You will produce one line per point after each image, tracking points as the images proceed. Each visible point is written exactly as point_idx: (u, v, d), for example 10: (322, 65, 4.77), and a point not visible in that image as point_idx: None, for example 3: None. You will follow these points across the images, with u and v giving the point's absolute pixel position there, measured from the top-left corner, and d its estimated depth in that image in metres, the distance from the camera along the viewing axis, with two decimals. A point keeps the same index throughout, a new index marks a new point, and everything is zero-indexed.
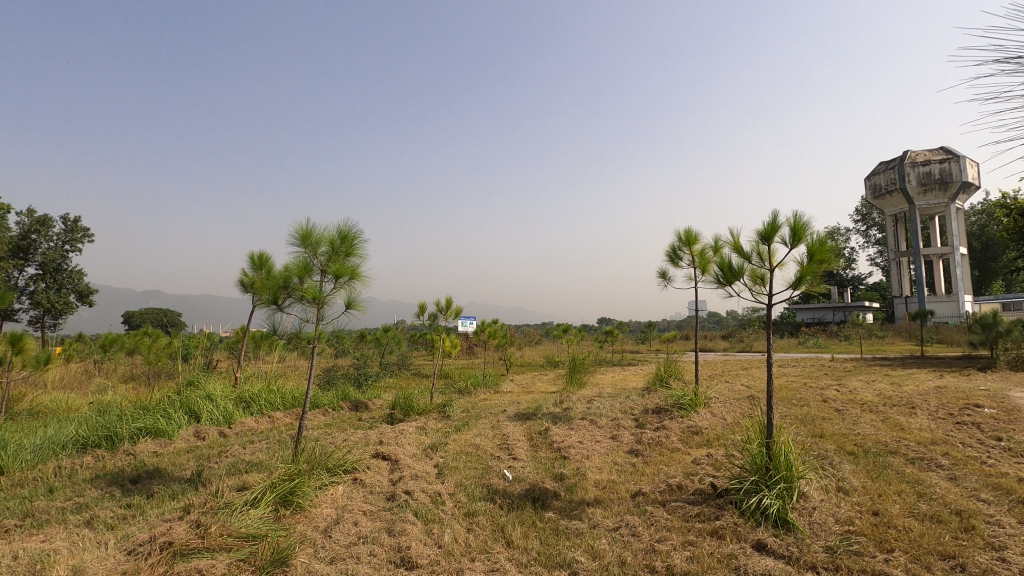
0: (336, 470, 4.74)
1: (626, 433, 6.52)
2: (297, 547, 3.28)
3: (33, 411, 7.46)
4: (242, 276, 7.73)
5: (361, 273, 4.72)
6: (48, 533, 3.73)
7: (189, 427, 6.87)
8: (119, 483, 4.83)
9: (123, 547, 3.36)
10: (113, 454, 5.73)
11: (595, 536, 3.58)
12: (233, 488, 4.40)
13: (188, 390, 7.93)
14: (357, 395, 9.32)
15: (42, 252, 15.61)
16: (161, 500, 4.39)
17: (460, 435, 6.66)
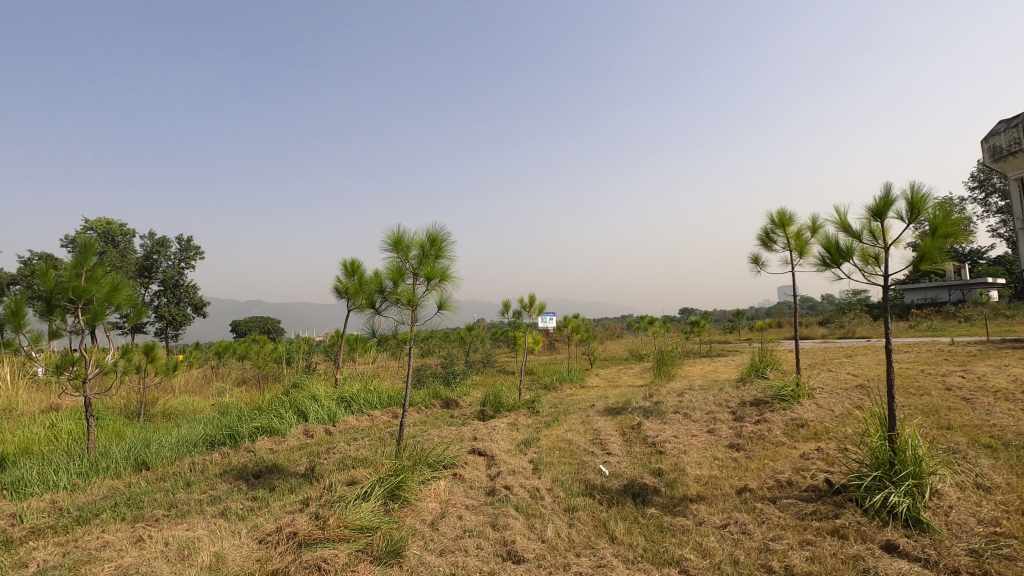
0: (437, 466, 4.91)
1: (724, 426, 6.26)
2: (409, 540, 3.44)
3: (166, 413, 8.32)
4: (337, 284, 8.17)
5: (451, 274, 4.85)
6: (190, 522, 4.14)
7: (299, 426, 7.39)
8: (244, 477, 5.28)
9: (254, 536, 3.66)
10: (236, 452, 6.27)
11: (702, 533, 3.47)
12: (344, 483, 4.68)
13: (296, 392, 8.53)
14: (447, 392, 9.60)
15: (162, 270, 17.36)
16: (282, 493, 4.75)
17: (551, 430, 6.68)
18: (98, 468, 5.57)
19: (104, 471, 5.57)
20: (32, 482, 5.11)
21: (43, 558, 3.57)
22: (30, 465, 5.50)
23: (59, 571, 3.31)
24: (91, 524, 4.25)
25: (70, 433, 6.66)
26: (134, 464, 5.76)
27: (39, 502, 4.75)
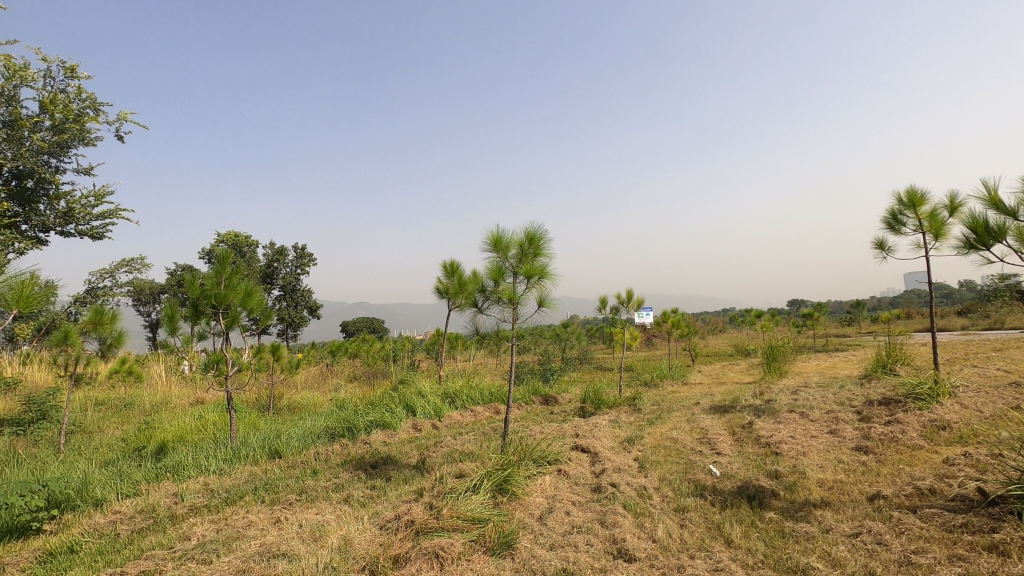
0: (541, 461, 4.96)
1: (848, 427, 5.77)
2: (520, 532, 3.52)
3: (291, 407, 9.13)
4: (438, 284, 8.51)
5: (550, 271, 4.88)
6: (319, 507, 4.52)
7: (408, 420, 7.79)
8: (363, 467, 5.67)
9: (376, 522, 3.92)
10: (354, 443, 6.74)
11: (831, 541, 3.22)
12: (453, 475, 4.88)
13: (404, 387, 9.02)
14: (546, 389, 9.67)
15: (282, 276, 19.03)
16: (397, 483, 5.04)
17: (655, 428, 6.51)
18: (240, 455, 6.22)
19: (244, 458, 6.22)
20: (188, 466, 5.82)
21: (201, 533, 4.06)
22: (186, 452, 6.28)
23: (215, 545, 3.74)
24: (237, 505, 4.77)
25: (215, 423, 7.51)
26: (268, 452, 6.38)
27: (195, 483, 5.40)
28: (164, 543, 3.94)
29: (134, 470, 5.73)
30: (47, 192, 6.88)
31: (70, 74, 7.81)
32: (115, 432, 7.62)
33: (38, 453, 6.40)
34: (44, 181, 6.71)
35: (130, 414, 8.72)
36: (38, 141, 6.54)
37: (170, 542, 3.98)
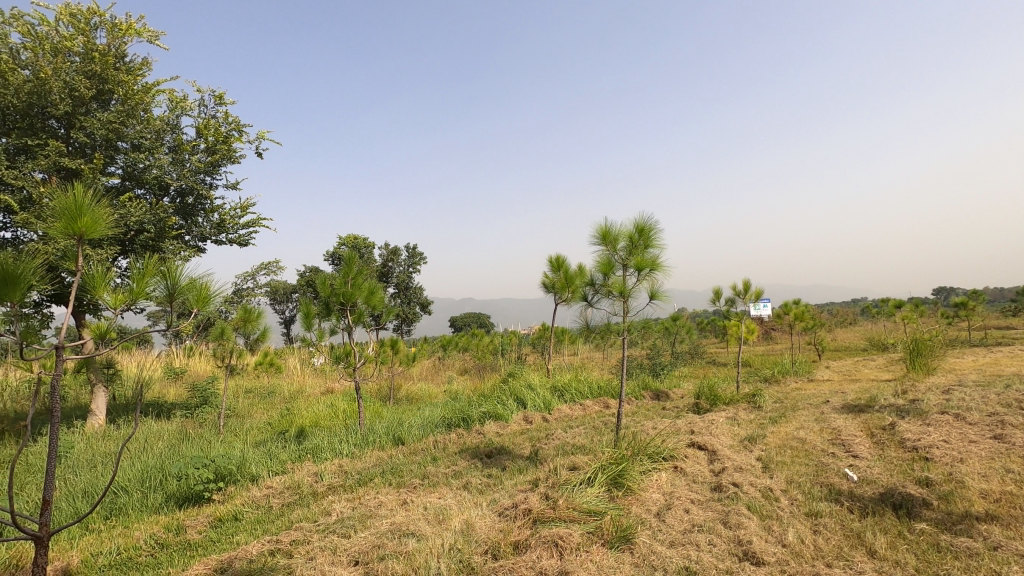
0: (656, 457, 4.85)
1: (1019, 432, 5.01)
2: (638, 527, 3.48)
3: (409, 397, 9.69)
4: (545, 279, 8.58)
5: (661, 263, 4.75)
6: (441, 492, 4.79)
7: (520, 412, 7.97)
8: (479, 456, 5.90)
9: (494, 509, 4.07)
10: (469, 433, 7.02)
11: (1001, 560, 2.85)
12: (566, 467, 4.92)
13: (514, 380, 9.23)
14: (657, 384, 9.42)
15: (396, 275, 20.24)
16: (512, 473, 5.19)
17: (779, 427, 6.11)
18: (368, 440, 6.74)
19: (372, 443, 6.72)
20: (325, 449, 6.41)
21: (339, 509, 4.46)
22: (322, 436, 6.91)
23: (352, 521, 4.10)
24: (368, 486, 5.18)
25: (345, 411, 8.19)
26: (392, 439, 6.84)
27: (331, 465, 5.93)
28: (309, 517, 4.39)
29: (280, 451, 6.42)
30: (204, 206, 7.89)
31: (219, 101, 8.87)
32: (263, 417, 8.58)
33: (204, 433, 7.38)
34: (202, 196, 7.70)
35: (273, 402, 9.77)
36: (196, 162, 7.48)
37: (314, 516, 4.42)
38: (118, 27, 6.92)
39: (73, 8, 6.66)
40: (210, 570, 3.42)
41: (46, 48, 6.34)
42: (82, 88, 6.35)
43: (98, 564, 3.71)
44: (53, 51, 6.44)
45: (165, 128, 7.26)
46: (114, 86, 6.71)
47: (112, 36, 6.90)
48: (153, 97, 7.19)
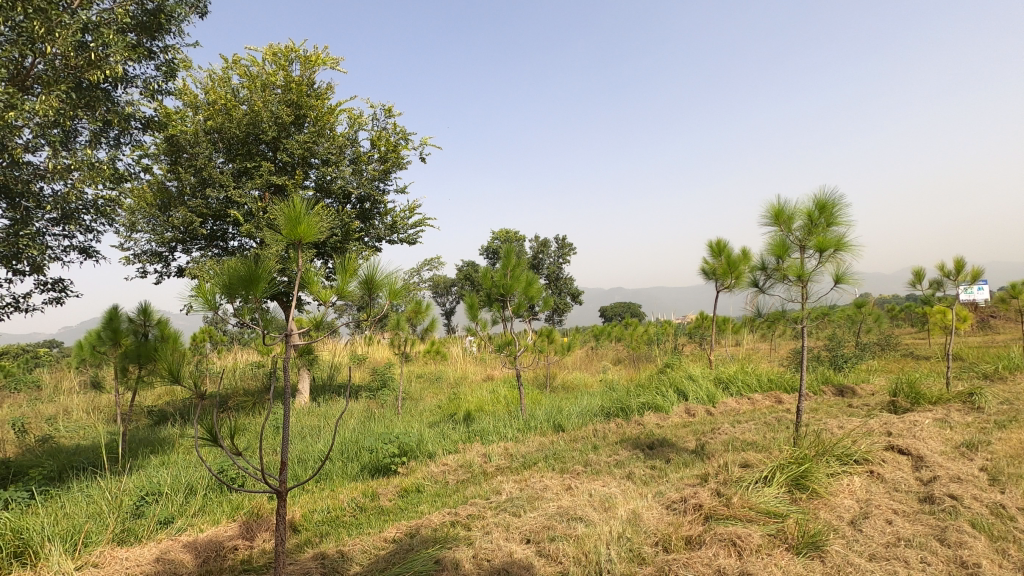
0: (846, 460, 4.34)
1: None
2: (828, 534, 3.16)
3: (565, 386, 9.86)
4: (704, 265, 8.12)
5: (848, 241, 4.22)
6: (605, 480, 4.81)
7: (681, 404, 7.66)
8: (641, 447, 5.80)
9: (661, 501, 3.96)
10: (628, 423, 6.93)
11: None
12: (738, 463, 4.62)
13: (673, 371, 8.89)
14: (840, 378, 8.40)
15: (547, 266, 20.76)
16: (678, 466, 5.02)
17: (1009, 433, 5.09)
18: (530, 426, 7.00)
19: (534, 429, 6.97)
20: (491, 433, 6.80)
21: (508, 489, 4.70)
22: (488, 420, 7.34)
23: (521, 502, 4.30)
24: (533, 470, 5.38)
25: (506, 398, 8.59)
26: (553, 426, 7.02)
27: (497, 447, 6.26)
28: (481, 494, 4.70)
29: (451, 432, 6.94)
30: (379, 210, 8.80)
31: (388, 114, 9.80)
32: (434, 400, 9.35)
33: (386, 413, 8.28)
34: (377, 202, 8.60)
35: (441, 386, 10.60)
36: (372, 171, 8.35)
37: (486, 493, 4.72)
38: (308, 59, 7.99)
39: (275, 48, 7.84)
40: (403, 534, 3.84)
41: (257, 84, 7.55)
42: (285, 116, 7.44)
43: (315, 520, 4.39)
44: (263, 87, 7.63)
45: (346, 143, 8.22)
46: (308, 111, 7.76)
47: (304, 67, 7.98)
48: (337, 117, 8.18)
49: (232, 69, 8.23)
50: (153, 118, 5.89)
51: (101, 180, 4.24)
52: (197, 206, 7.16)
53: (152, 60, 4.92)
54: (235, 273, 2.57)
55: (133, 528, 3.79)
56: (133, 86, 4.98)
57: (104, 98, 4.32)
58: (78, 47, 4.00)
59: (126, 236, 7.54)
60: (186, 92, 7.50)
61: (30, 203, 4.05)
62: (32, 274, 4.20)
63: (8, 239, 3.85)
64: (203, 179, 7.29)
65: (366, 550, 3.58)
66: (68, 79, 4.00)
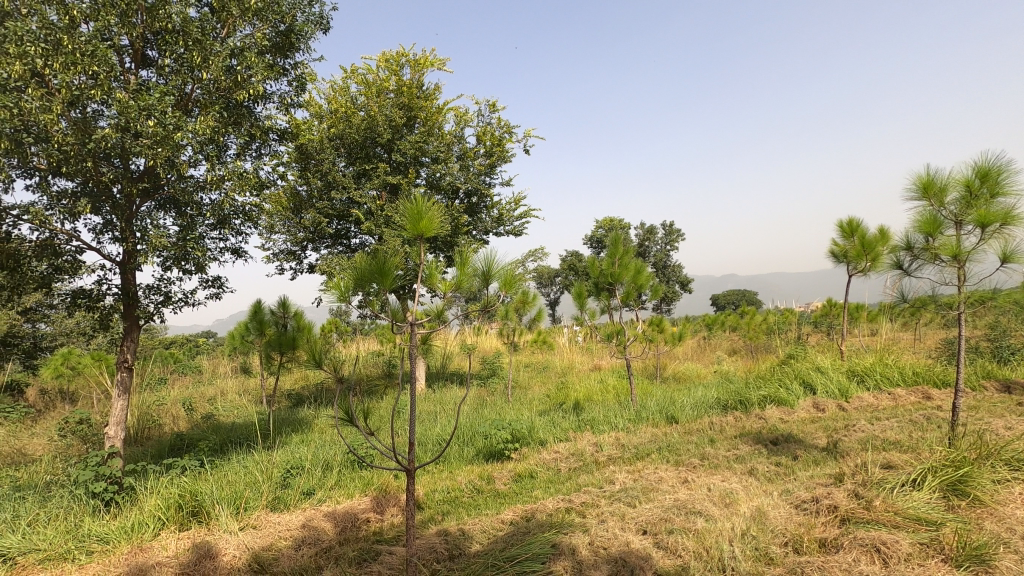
0: (1017, 466, 3.78)
1: None
2: (996, 548, 2.78)
3: (676, 376, 9.53)
4: (832, 248, 7.43)
5: (1019, 213, 3.65)
6: (724, 475, 4.60)
7: (808, 398, 7.10)
8: (763, 442, 5.46)
9: (789, 499, 3.71)
10: (748, 417, 6.56)
11: None
12: (878, 464, 4.21)
13: (798, 362, 8.25)
14: (1005, 372, 7.30)
15: (653, 254, 20.17)
16: (806, 464, 4.67)
17: None
18: (642, 417, 6.86)
19: (645, 420, 6.82)
20: (602, 422, 6.76)
21: (622, 479, 4.66)
22: (597, 410, 7.30)
23: (635, 492, 4.24)
24: (646, 461, 5.28)
25: (615, 388, 8.48)
26: (665, 417, 6.82)
27: (608, 437, 6.22)
28: (594, 483, 4.71)
29: (561, 420, 7.00)
30: (486, 204, 9.03)
31: (492, 109, 10.01)
32: (542, 389, 9.48)
33: (497, 400, 8.53)
34: (484, 195, 8.83)
35: (549, 376, 10.71)
36: (478, 166, 8.58)
37: (599, 482, 4.71)
38: (417, 62, 8.38)
39: (388, 55, 8.31)
40: (519, 517, 3.96)
41: (373, 90, 8.05)
42: (397, 118, 7.87)
43: (437, 499, 4.65)
44: (378, 92, 8.12)
45: (454, 141, 8.52)
46: (418, 112, 8.15)
47: (414, 70, 8.38)
48: (445, 115, 8.50)
49: (350, 78, 8.85)
50: (286, 130, 6.50)
51: (248, 188, 4.77)
52: (324, 208, 7.83)
53: (284, 78, 5.42)
54: (366, 268, 2.79)
55: (283, 497, 4.26)
56: (271, 102, 5.53)
57: (248, 115, 4.85)
58: (227, 71, 4.51)
59: (266, 238, 8.42)
60: (313, 104, 8.18)
61: (193, 211, 4.65)
62: (196, 273, 4.83)
63: (178, 242, 4.46)
64: (328, 183, 7.95)
65: (485, 530, 3.74)
66: (220, 100, 4.54)
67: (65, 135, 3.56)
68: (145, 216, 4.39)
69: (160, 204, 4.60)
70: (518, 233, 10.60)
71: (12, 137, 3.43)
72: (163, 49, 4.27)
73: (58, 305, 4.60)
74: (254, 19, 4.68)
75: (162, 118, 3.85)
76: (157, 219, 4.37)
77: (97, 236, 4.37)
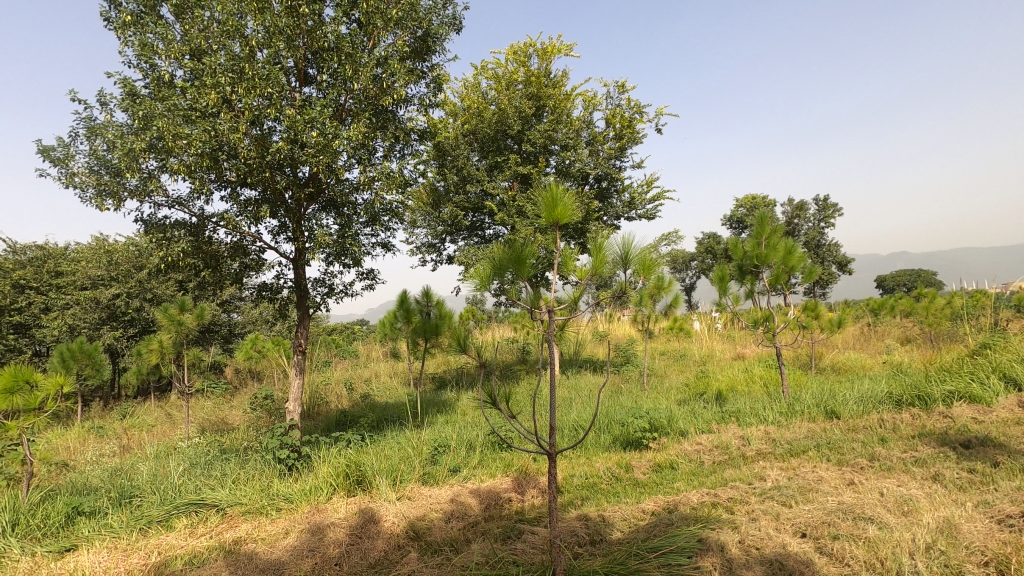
0: None
1: None
2: None
3: (835, 367, 8.57)
4: None
5: None
6: (901, 479, 4.05)
7: (1011, 395, 5.97)
8: (950, 445, 4.72)
9: (988, 512, 3.17)
10: (929, 415, 5.70)
11: None
12: None
13: (995, 353, 6.98)
14: None
15: (804, 232, 18.32)
16: (1012, 473, 3.94)
17: None
18: (795, 410, 6.30)
19: (800, 414, 6.24)
20: (749, 414, 6.32)
21: (774, 476, 4.32)
22: (743, 401, 6.84)
23: (791, 491, 3.91)
24: (802, 458, 4.83)
25: (763, 378, 7.86)
26: (824, 411, 6.19)
27: (757, 430, 5.79)
28: (742, 478, 4.42)
29: (702, 411, 6.67)
30: (617, 188, 8.81)
31: (622, 90, 9.71)
32: (680, 377, 9.13)
33: (632, 389, 8.37)
34: (614, 179, 8.64)
35: (686, 364, 10.25)
36: (608, 150, 8.39)
37: (748, 478, 4.42)
38: (545, 51, 8.40)
39: (516, 46, 8.43)
40: (661, 509, 3.86)
41: (503, 84, 8.22)
42: (527, 108, 7.97)
43: (576, 484, 4.70)
44: (507, 84, 8.27)
45: (582, 126, 8.42)
46: (547, 101, 8.17)
47: (541, 59, 8.41)
48: (574, 101, 8.43)
49: (481, 74, 9.13)
50: (425, 130, 6.91)
51: (395, 187, 5.16)
52: (461, 201, 8.23)
53: (422, 80, 5.74)
54: (506, 257, 2.87)
55: (432, 472, 4.59)
56: (411, 105, 5.90)
57: (393, 119, 5.23)
58: (374, 79, 4.89)
59: (410, 232, 9.07)
60: (448, 103, 8.59)
61: (350, 210, 5.14)
62: (353, 267, 5.35)
63: (339, 239, 4.97)
64: (463, 177, 8.32)
65: (626, 518, 3.70)
66: (369, 107, 4.95)
67: (249, 151, 4.13)
68: (312, 218, 4.95)
69: (323, 207, 5.16)
70: (651, 216, 10.23)
71: (210, 155, 4.05)
72: (321, 66, 4.75)
73: (249, 297, 5.38)
74: (395, 28, 5.02)
75: (323, 128, 4.29)
76: (321, 220, 4.91)
77: (275, 237, 5.03)
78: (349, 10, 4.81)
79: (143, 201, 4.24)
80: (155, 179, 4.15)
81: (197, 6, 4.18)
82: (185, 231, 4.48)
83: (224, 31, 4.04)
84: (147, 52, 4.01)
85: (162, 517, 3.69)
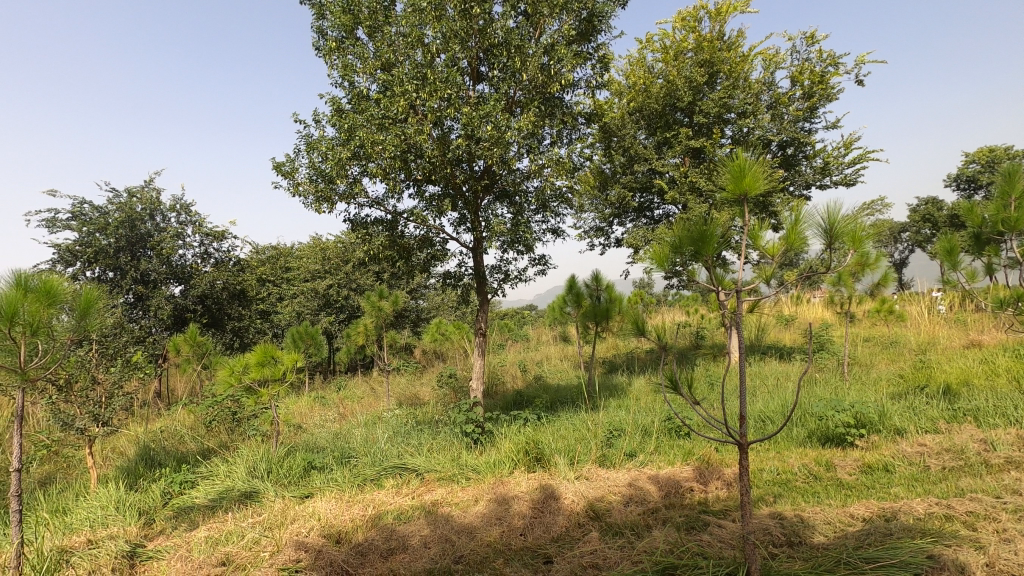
0: None
1: None
2: None
3: None
4: None
5: None
6: None
7: None
8: None
9: None
10: None
11: None
12: None
13: None
14: None
15: None
16: None
17: None
18: None
19: None
20: (992, 414, 5.21)
21: None
22: (983, 398, 5.65)
23: None
24: None
25: (1010, 371, 6.41)
26: None
27: (1005, 433, 4.75)
28: (986, 490, 3.66)
29: (925, 407, 5.66)
30: (806, 153, 7.83)
31: (812, 41, 8.54)
32: (891, 367, 7.87)
33: (830, 379, 7.44)
34: (803, 144, 7.67)
35: (899, 353, 8.80)
36: (795, 111, 7.47)
37: (995, 490, 3.64)
38: (717, 11, 7.73)
39: (684, 12, 7.89)
40: (875, 515, 3.37)
41: (671, 54, 7.77)
42: (698, 77, 7.45)
43: (766, 479, 4.33)
44: (676, 55, 7.80)
45: (764, 88, 7.61)
46: (721, 65, 7.52)
47: (714, 21, 7.77)
48: (753, 62, 7.65)
49: (647, 48, 8.75)
50: (592, 112, 6.85)
51: (564, 172, 5.22)
52: (628, 182, 8.03)
53: (588, 62, 5.68)
54: (687, 235, 2.69)
55: (609, 455, 4.59)
56: (578, 88, 5.88)
57: (560, 105, 5.27)
58: (541, 68, 4.95)
59: (577, 217, 9.13)
60: (613, 82, 8.41)
61: (521, 199, 5.34)
62: (526, 253, 5.55)
63: (512, 228, 5.20)
64: (631, 157, 8.10)
65: (830, 522, 3.32)
66: (536, 96, 5.05)
67: (432, 150, 4.50)
68: (487, 209, 5.24)
69: (497, 197, 5.41)
70: (851, 182, 8.90)
71: (401, 158, 4.51)
72: (492, 63, 4.96)
73: (435, 284, 5.91)
74: (561, 13, 5.02)
75: (496, 122, 4.49)
76: (495, 210, 5.17)
77: (456, 228, 5.43)
78: (516, 4, 4.94)
79: (350, 203, 4.87)
80: (358, 183, 4.75)
81: (386, 24, 4.67)
82: (382, 227, 5.05)
83: (409, 42, 4.45)
84: (348, 72, 4.58)
85: (375, 476, 4.26)
